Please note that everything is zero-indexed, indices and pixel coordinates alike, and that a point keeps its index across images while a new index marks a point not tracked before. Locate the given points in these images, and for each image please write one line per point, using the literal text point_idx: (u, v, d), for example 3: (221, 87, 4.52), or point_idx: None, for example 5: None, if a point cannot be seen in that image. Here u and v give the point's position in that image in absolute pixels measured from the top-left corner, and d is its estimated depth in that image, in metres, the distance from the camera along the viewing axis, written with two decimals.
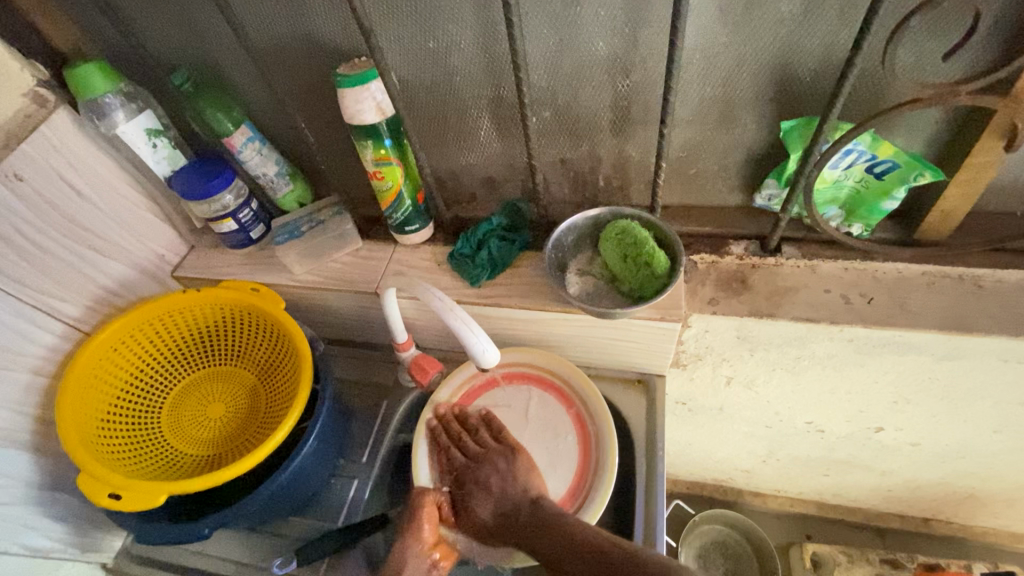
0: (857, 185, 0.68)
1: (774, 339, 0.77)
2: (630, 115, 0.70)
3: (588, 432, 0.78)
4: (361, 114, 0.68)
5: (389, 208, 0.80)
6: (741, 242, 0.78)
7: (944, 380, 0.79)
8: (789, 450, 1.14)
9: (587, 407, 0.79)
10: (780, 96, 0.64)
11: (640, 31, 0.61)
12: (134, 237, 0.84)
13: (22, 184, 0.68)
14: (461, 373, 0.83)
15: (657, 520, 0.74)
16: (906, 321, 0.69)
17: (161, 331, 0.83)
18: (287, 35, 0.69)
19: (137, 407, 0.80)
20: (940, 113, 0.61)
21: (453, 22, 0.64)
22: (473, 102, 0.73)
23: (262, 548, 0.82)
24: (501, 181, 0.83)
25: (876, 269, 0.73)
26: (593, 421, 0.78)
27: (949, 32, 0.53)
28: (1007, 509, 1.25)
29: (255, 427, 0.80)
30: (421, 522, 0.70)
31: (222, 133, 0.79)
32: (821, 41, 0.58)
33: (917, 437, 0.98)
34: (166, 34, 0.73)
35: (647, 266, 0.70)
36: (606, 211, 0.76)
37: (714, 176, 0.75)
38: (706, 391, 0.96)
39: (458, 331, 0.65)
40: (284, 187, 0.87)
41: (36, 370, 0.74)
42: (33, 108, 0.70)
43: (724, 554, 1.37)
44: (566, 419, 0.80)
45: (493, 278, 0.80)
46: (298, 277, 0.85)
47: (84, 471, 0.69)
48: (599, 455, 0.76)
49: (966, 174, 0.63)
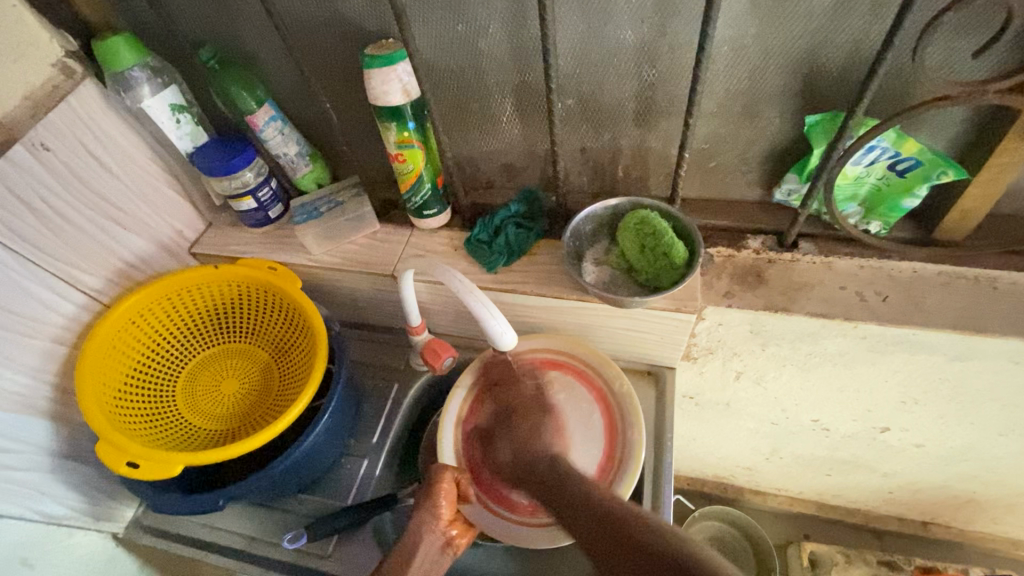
0: (878, 182, 0.68)
1: (787, 334, 0.77)
2: (654, 106, 0.71)
3: (615, 424, 0.77)
4: (387, 95, 0.68)
5: (409, 191, 0.80)
6: (757, 237, 0.78)
7: (954, 380, 0.80)
8: (793, 448, 1.15)
9: (614, 399, 0.78)
10: (805, 91, 0.64)
11: (669, 21, 0.62)
12: (155, 212, 0.85)
13: (47, 153, 0.69)
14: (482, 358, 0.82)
15: (663, 511, 0.75)
16: (921, 320, 0.69)
17: (178, 306, 0.84)
18: (316, 15, 0.69)
19: (154, 380, 0.81)
20: (965, 112, 0.61)
21: (483, 7, 0.65)
22: (497, 87, 0.73)
23: (272, 524, 0.83)
24: (520, 169, 0.84)
25: (892, 268, 0.73)
26: (622, 417, 0.77)
27: (980, 31, 0.53)
28: (1006, 515, 1.26)
29: (269, 404, 0.81)
30: (439, 499, 0.69)
31: (245, 112, 0.79)
32: (850, 37, 0.58)
33: (922, 438, 0.99)
34: (194, 9, 0.73)
35: (665, 257, 0.70)
36: (625, 201, 0.76)
37: (735, 170, 0.76)
38: (714, 386, 0.97)
39: (477, 312, 0.65)
40: (304, 168, 0.87)
41: (56, 338, 0.75)
42: (61, 79, 0.71)
43: (722, 551, 1.38)
44: (592, 410, 0.79)
45: (509, 264, 0.80)
46: (315, 257, 0.86)
47: (102, 439, 0.70)
48: (624, 449, 0.75)
49: (988, 174, 0.63)
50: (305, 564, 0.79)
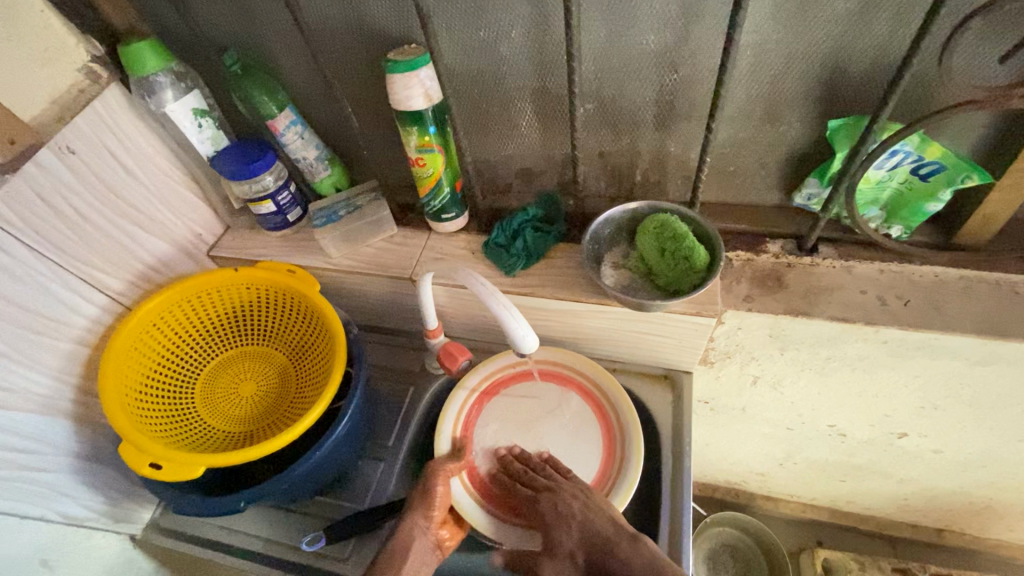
0: (901, 187, 0.68)
1: (807, 339, 0.77)
2: (674, 111, 0.71)
3: (616, 441, 0.78)
4: (409, 100, 0.68)
5: (428, 195, 0.81)
6: (777, 241, 0.78)
7: (974, 385, 0.79)
8: (808, 454, 1.14)
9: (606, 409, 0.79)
10: (827, 95, 0.64)
11: (692, 26, 0.62)
12: (175, 215, 0.85)
13: (73, 157, 0.70)
14: (501, 360, 0.85)
15: (682, 519, 0.75)
16: (943, 324, 0.69)
17: (197, 309, 0.84)
18: (339, 20, 0.70)
19: (173, 383, 0.81)
20: (988, 117, 0.61)
21: (506, 13, 0.65)
22: (518, 92, 0.73)
23: (289, 526, 0.83)
24: (538, 173, 0.84)
25: (912, 272, 0.73)
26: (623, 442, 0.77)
27: (1006, 36, 0.53)
28: (1023, 522, 1.24)
29: (286, 407, 0.81)
30: (433, 496, 0.70)
31: (267, 116, 0.81)
32: (874, 41, 0.58)
33: (939, 444, 0.98)
34: (218, 15, 0.74)
35: (685, 261, 0.70)
36: (644, 205, 0.76)
37: (754, 174, 0.76)
38: (730, 390, 0.97)
39: (499, 315, 0.66)
40: (323, 172, 0.88)
41: (78, 340, 0.75)
42: (86, 83, 0.72)
43: (735, 557, 1.37)
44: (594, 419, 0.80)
45: (528, 268, 0.80)
46: (333, 260, 0.86)
47: (125, 441, 0.70)
48: (620, 466, 0.75)
49: (1011, 178, 0.63)
50: (323, 567, 0.79)
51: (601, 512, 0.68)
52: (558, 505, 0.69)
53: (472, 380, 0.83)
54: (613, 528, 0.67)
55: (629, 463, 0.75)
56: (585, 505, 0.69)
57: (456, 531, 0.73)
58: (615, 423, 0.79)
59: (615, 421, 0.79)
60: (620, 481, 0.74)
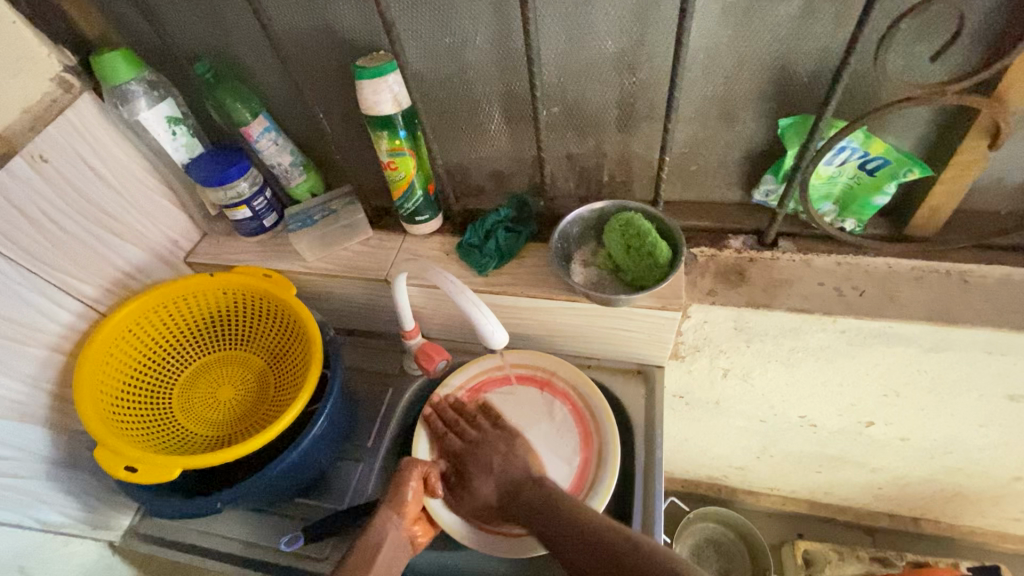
0: (851, 181, 0.71)
1: (770, 330, 0.80)
2: (635, 113, 0.74)
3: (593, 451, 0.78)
4: (378, 105, 0.70)
5: (401, 198, 0.82)
6: (739, 237, 0.81)
7: (932, 372, 0.82)
8: (783, 446, 1.17)
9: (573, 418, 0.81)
10: (778, 95, 0.67)
11: (647, 31, 0.65)
12: (151, 222, 0.86)
13: (46, 165, 0.70)
14: (480, 363, 0.86)
15: (654, 512, 0.76)
16: (896, 313, 0.72)
17: (173, 314, 0.85)
18: (308, 28, 0.72)
19: (149, 388, 0.82)
20: (928, 113, 0.64)
21: (469, 19, 0.68)
22: (485, 96, 0.76)
23: (268, 528, 0.83)
24: (508, 176, 0.86)
25: (867, 264, 0.76)
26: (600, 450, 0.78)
27: (936, 35, 0.56)
28: (993, 507, 1.28)
29: (263, 409, 0.82)
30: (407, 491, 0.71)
31: (240, 122, 0.81)
32: (818, 43, 0.61)
33: (905, 431, 1.01)
34: (190, 25, 0.75)
35: (649, 256, 0.73)
36: (610, 204, 0.79)
37: (715, 173, 0.79)
38: (703, 384, 0.99)
39: (468, 313, 0.68)
40: (298, 177, 0.89)
41: (53, 346, 0.76)
42: (59, 93, 0.73)
43: (717, 551, 1.39)
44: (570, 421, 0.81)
45: (500, 268, 0.82)
46: (309, 264, 0.88)
47: (100, 445, 0.71)
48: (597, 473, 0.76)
49: (952, 171, 0.66)
50: (302, 567, 0.79)
51: (519, 462, 0.73)
52: (480, 454, 0.75)
53: (456, 380, 0.85)
54: (525, 475, 0.72)
55: (608, 459, 0.76)
56: (507, 456, 0.74)
57: (429, 529, 0.74)
58: (593, 427, 0.80)
59: (592, 421, 0.80)
60: (597, 484, 0.75)
